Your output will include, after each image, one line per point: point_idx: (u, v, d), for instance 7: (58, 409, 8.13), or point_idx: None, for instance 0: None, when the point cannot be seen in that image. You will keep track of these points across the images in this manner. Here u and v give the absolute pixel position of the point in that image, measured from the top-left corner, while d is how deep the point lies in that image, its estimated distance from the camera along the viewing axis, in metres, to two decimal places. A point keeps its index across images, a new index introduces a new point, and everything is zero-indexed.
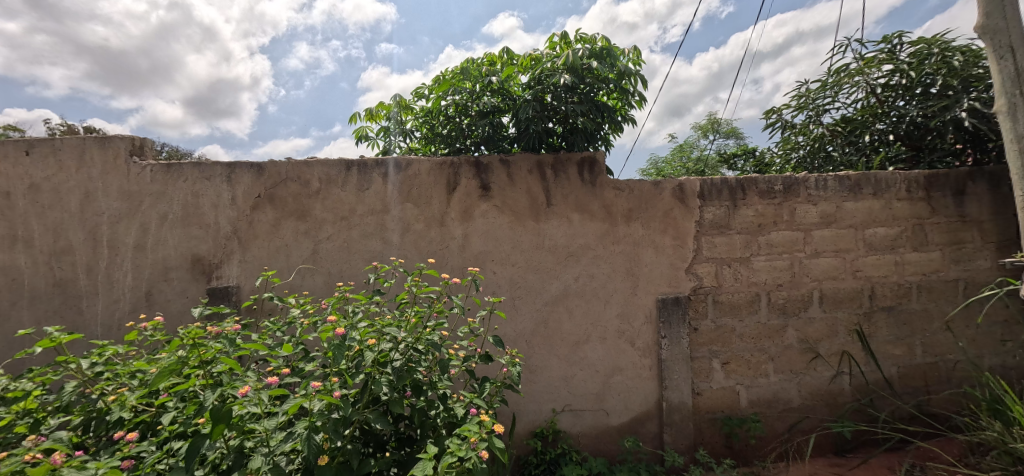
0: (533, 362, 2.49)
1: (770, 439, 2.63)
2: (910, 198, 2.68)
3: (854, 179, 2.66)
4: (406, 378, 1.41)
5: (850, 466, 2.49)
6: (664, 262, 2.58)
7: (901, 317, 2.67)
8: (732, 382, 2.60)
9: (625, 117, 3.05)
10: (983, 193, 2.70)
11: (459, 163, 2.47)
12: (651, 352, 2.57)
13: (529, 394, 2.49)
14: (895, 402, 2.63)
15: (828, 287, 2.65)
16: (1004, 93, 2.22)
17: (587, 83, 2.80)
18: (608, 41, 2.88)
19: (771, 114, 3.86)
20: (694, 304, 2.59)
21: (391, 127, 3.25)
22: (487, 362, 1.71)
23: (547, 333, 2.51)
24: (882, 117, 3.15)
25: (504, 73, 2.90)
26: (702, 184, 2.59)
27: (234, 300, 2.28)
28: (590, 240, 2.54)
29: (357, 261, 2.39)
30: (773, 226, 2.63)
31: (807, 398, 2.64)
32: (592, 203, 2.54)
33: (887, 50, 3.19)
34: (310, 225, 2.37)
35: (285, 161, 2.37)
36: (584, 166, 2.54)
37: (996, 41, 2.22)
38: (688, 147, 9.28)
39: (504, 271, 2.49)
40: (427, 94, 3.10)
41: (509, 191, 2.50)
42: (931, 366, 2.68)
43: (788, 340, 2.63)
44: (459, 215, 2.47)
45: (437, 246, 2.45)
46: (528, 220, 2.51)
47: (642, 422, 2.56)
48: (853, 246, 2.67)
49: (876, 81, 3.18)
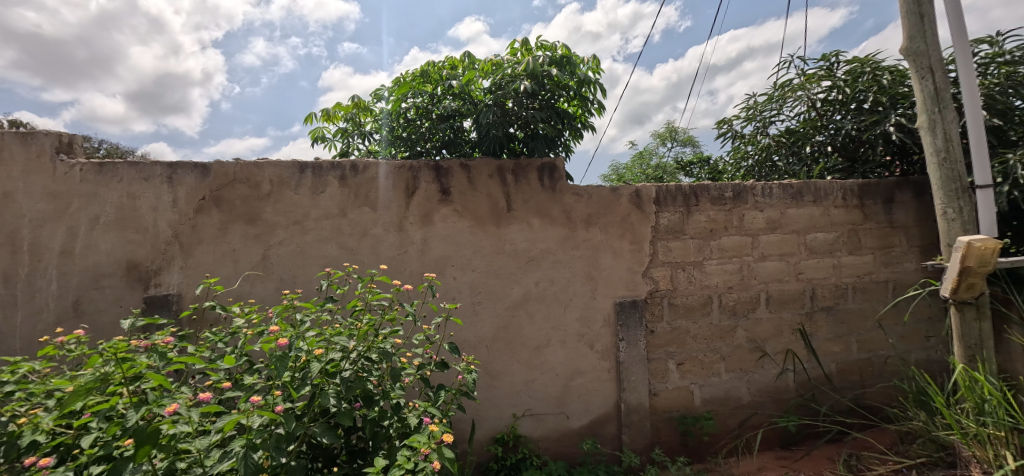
0: (494, 367, 2.48)
1: (722, 436, 2.73)
2: (846, 205, 2.86)
3: (797, 187, 2.81)
4: (356, 388, 1.36)
5: (794, 459, 2.62)
6: (622, 266, 2.63)
7: (839, 316, 2.85)
8: (686, 382, 2.68)
9: (585, 123, 3.10)
10: (909, 201, 2.92)
11: (419, 166, 2.43)
12: (610, 354, 2.61)
13: (490, 400, 2.46)
14: (834, 396, 2.79)
15: (774, 289, 2.79)
16: (925, 110, 2.42)
17: (547, 90, 2.82)
18: (568, 49, 2.92)
19: (723, 124, 4.04)
20: (651, 307, 2.66)
21: (350, 129, 3.17)
22: (443, 370, 1.68)
23: (508, 338, 2.50)
24: (821, 129, 3.37)
25: (465, 77, 2.88)
26: (658, 190, 2.67)
27: (175, 309, 2.14)
28: (551, 244, 2.55)
29: (310, 266, 2.30)
30: (724, 231, 2.74)
31: (756, 394, 2.76)
32: (553, 208, 2.56)
33: (825, 67, 3.42)
34: (260, 229, 2.26)
35: (233, 161, 2.25)
36: (544, 172, 2.55)
37: (918, 62, 2.41)
38: (647, 154, 9.56)
39: (465, 276, 2.46)
40: (387, 96, 3.04)
41: (470, 195, 2.48)
42: (866, 362, 2.87)
43: (739, 340, 2.74)
44: (419, 220, 2.43)
45: (396, 251, 2.39)
46: (488, 225, 2.49)
47: (602, 424, 2.59)
48: (796, 250, 2.82)
49: (816, 96, 3.39)
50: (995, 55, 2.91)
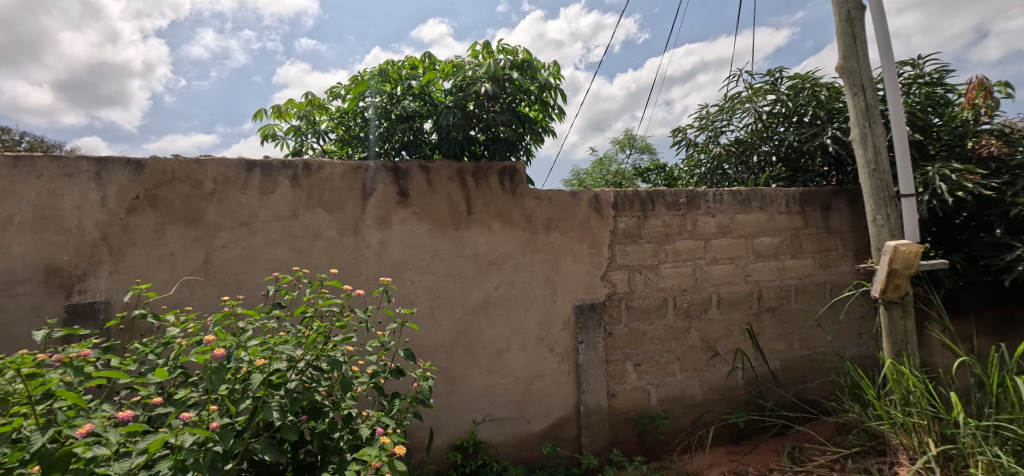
0: (453, 372, 2.42)
1: (677, 434, 2.79)
2: (789, 211, 3.02)
3: (745, 194, 2.94)
4: (302, 399, 1.28)
5: (743, 453, 2.72)
6: (582, 269, 2.65)
7: (783, 316, 2.98)
8: (643, 382, 2.73)
9: (545, 128, 3.11)
10: (845, 208, 3.11)
11: (376, 167, 2.35)
12: (569, 357, 2.61)
13: (449, 407, 2.41)
14: (779, 392, 2.92)
15: (724, 291, 2.89)
16: (857, 124, 2.58)
17: (508, 94, 2.81)
18: (528, 54, 2.93)
19: (677, 132, 4.17)
20: (609, 309, 2.69)
21: (304, 127, 3.05)
22: (399, 377, 1.62)
23: (467, 343, 2.45)
24: (767, 140, 3.54)
25: (424, 78, 2.82)
26: (616, 195, 2.71)
27: (102, 318, 1.96)
28: (511, 248, 2.54)
29: (257, 271, 2.17)
30: (678, 235, 2.82)
31: (708, 393, 2.85)
32: (513, 212, 2.54)
33: (770, 82, 3.60)
34: (202, 231, 2.11)
35: (172, 158, 2.09)
36: (505, 175, 2.54)
37: (851, 80, 2.58)
38: (607, 161, 9.75)
39: (424, 280, 2.40)
40: (343, 95, 2.94)
41: (429, 198, 2.43)
42: (807, 359, 3.02)
43: (692, 341, 2.82)
44: (376, 222, 2.35)
45: (351, 255, 2.30)
46: (448, 228, 2.45)
47: (562, 426, 2.59)
48: (744, 253, 2.94)
49: (762, 109, 3.56)
50: (917, 76, 3.16)
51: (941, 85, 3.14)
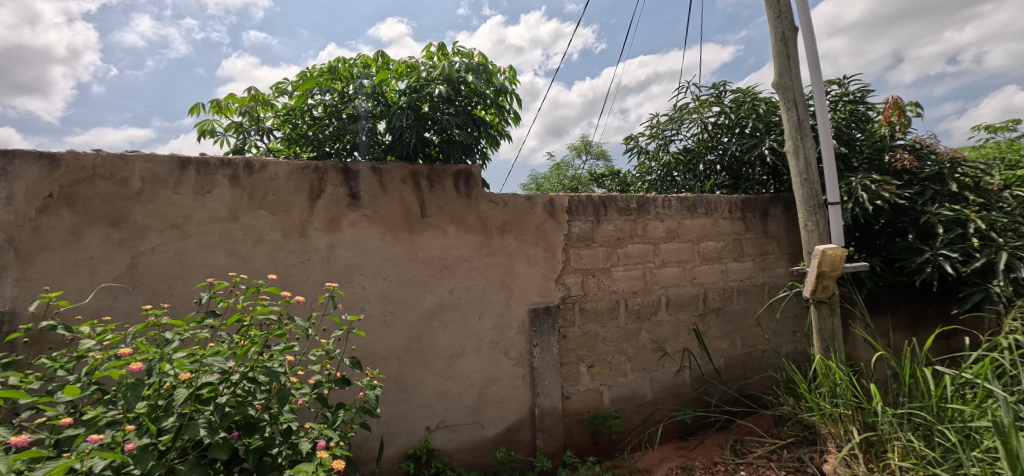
0: (406, 379, 2.36)
1: (628, 432, 2.85)
2: (732, 217, 3.17)
3: (692, 200, 3.06)
4: (234, 414, 1.21)
5: (690, 448, 2.81)
6: (536, 273, 2.66)
7: (726, 316, 3.13)
8: (596, 383, 2.77)
9: (501, 132, 3.11)
10: (780, 214, 3.31)
11: (324, 168, 2.26)
12: (524, 361, 2.61)
13: (401, 415, 2.34)
14: (723, 388, 3.05)
15: (673, 293, 2.99)
16: (791, 137, 2.75)
17: (463, 97, 2.79)
18: (484, 57, 2.92)
19: (630, 140, 4.30)
20: (563, 312, 2.71)
21: (246, 124, 2.88)
22: (345, 387, 1.56)
23: (421, 348, 2.40)
24: (712, 149, 3.71)
25: (377, 77, 2.75)
26: (570, 200, 2.75)
27: (5, 329, 1.75)
28: (465, 252, 2.51)
29: (191, 276, 2.03)
30: (630, 239, 2.90)
31: (658, 391, 2.93)
32: (468, 215, 2.52)
33: (715, 94, 3.78)
34: (127, 233, 1.95)
35: (92, 153, 1.91)
36: (460, 178, 2.51)
37: (785, 95, 2.75)
38: (564, 166, 9.89)
39: (374, 285, 2.32)
40: (290, 91, 2.81)
41: (381, 200, 2.36)
42: (748, 356, 3.17)
43: (643, 342, 2.90)
44: (324, 225, 2.25)
45: (296, 259, 2.19)
46: (401, 231, 2.39)
47: (517, 430, 2.58)
48: (691, 257, 3.06)
49: (708, 120, 3.74)
50: (842, 95, 3.41)
51: (862, 103, 3.40)
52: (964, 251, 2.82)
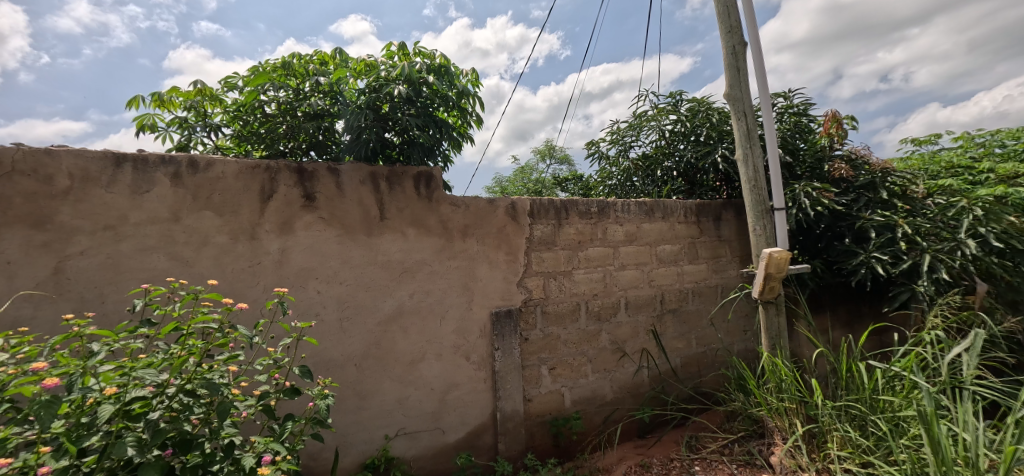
0: (363, 386, 2.28)
1: (588, 433, 2.88)
2: (687, 221, 3.28)
3: (649, 205, 3.14)
4: (167, 431, 1.14)
5: (648, 446, 2.87)
6: (498, 276, 2.65)
7: (682, 317, 3.22)
8: (558, 385, 2.79)
9: (463, 135, 3.09)
10: (732, 219, 3.45)
11: (276, 167, 2.16)
12: (485, 364, 2.59)
13: (358, 424, 2.26)
14: (679, 386, 3.14)
15: (631, 295, 3.06)
16: (742, 145, 2.87)
17: (424, 98, 2.74)
18: (446, 59, 2.89)
19: (591, 145, 4.37)
20: (525, 315, 2.71)
21: (192, 120, 2.71)
22: (294, 397, 1.49)
23: (379, 354, 2.33)
24: (669, 156, 3.82)
25: (334, 75, 2.67)
26: (532, 203, 2.76)
27: None
28: (426, 255, 2.46)
29: (126, 281, 1.89)
30: (590, 243, 2.94)
31: (617, 391, 2.98)
32: (428, 218, 2.47)
33: (672, 103, 3.91)
34: (52, 235, 1.78)
35: (12, 147, 1.74)
36: (421, 180, 2.46)
37: (736, 106, 2.87)
38: (529, 169, 9.96)
39: (330, 290, 2.24)
40: (240, 87, 2.68)
41: (338, 202, 2.28)
42: (702, 355, 3.28)
43: (603, 343, 2.94)
44: (276, 228, 2.15)
45: (245, 263, 2.08)
46: (359, 234, 2.31)
47: (478, 435, 2.55)
48: (649, 259, 3.13)
49: (665, 127, 3.85)
50: (788, 107, 3.60)
51: (805, 115, 3.60)
52: (893, 254, 3.04)
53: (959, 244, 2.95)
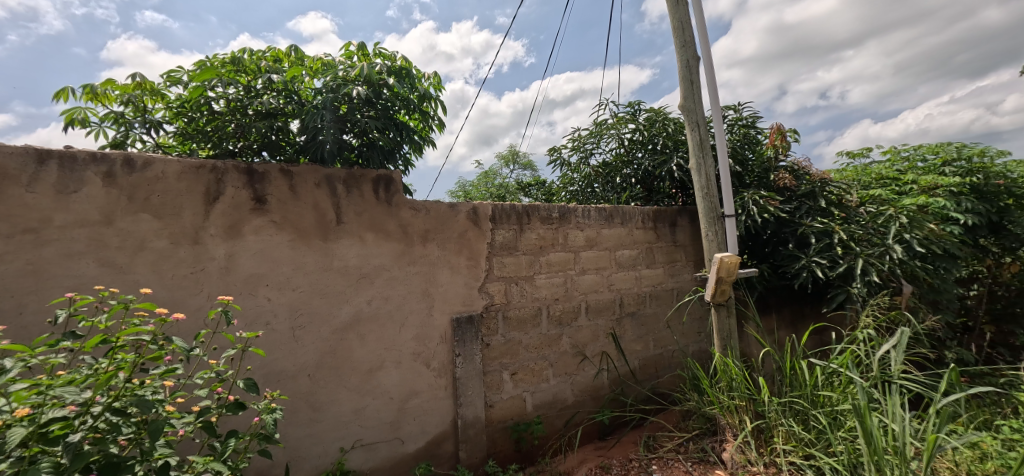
0: (317, 397, 2.19)
1: (550, 436, 2.88)
2: (645, 226, 3.36)
3: (609, 211, 3.20)
4: (91, 453, 1.05)
5: (608, 447, 2.89)
6: (459, 281, 2.61)
7: (640, 320, 3.29)
8: (519, 390, 2.78)
9: (424, 138, 3.05)
10: (687, 225, 3.57)
11: (223, 168, 2.04)
12: (446, 371, 2.54)
13: (311, 437, 2.16)
14: (637, 388, 3.20)
15: (592, 299, 3.09)
16: (696, 155, 2.97)
17: (385, 100, 2.68)
18: (407, 61, 2.84)
19: (553, 151, 4.41)
20: (486, 321, 2.69)
21: (129, 115, 2.51)
22: (238, 412, 1.40)
23: (335, 363, 2.24)
24: (628, 164, 3.92)
25: (288, 73, 2.56)
26: (493, 208, 2.74)
27: None
28: (385, 261, 2.39)
29: (49, 289, 1.72)
30: (552, 248, 2.95)
31: (578, 395, 3.00)
32: (388, 222, 2.41)
33: (631, 113, 4.01)
34: None
35: None
36: (380, 184, 2.39)
37: (690, 117, 2.97)
38: (492, 174, 9.97)
39: (282, 296, 2.14)
40: (185, 82, 2.52)
41: (290, 205, 2.18)
42: (659, 356, 3.36)
43: (563, 347, 2.96)
44: (222, 232, 2.03)
45: (187, 269, 1.95)
46: (313, 239, 2.22)
47: (438, 444, 2.50)
48: (608, 264, 3.19)
49: (624, 136, 3.94)
50: (737, 119, 3.77)
51: (754, 127, 3.77)
52: (831, 258, 3.24)
53: (887, 249, 3.17)
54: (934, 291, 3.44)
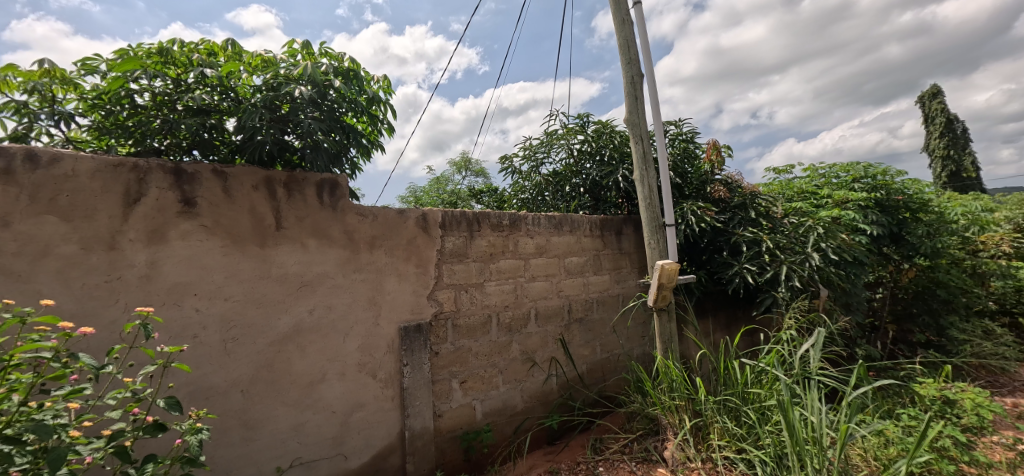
0: (251, 415, 2.05)
1: (499, 444, 2.86)
2: (592, 234, 3.44)
3: (558, 219, 3.25)
4: None
5: (557, 452, 2.91)
6: (407, 289, 2.55)
7: (587, 325, 3.36)
8: (469, 399, 2.74)
9: (372, 142, 2.96)
10: (632, 233, 3.69)
11: (146, 167, 1.88)
12: (393, 382, 2.46)
13: (244, 458, 2.02)
14: (585, 392, 3.25)
15: (541, 306, 3.12)
16: (640, 166, 3.08)
17: (330, 101, 2.56)
18: (355, 62, 2.76)
19: (505, 160, 4.43)
20: (435, 329, 2.63)
21: (34, 105, 2.25)
22: (157, 434, 1.28)
23: (271, 377, 2.11)
24: (576, 173, 4.00)
25: (223, 68, 2.40)
26: (443, 215, 2.71)
27: None
28: (328, 268, 2.29)
29: None
30: (502, 255, 2.95)
31: (527, 401, 3.00)
32: (332, 228, 2.31)
33: (580, 124, 4.11)
34: None
35: None
36: (323, 188, 2.29)
37: (634, 130, 3.09)
38: (444, 180, 9.87)
39: (212, 307, 1.99)
40: (103, 71, 2.30)
41: (224, 209, 2.04)
42: (606, 360, 3.44)
43: (513, 354, 2.95)
44: (143, 237, 1.86)
45: (100, 277, 1.77)
46: (250, 245, 2.09)
47: (384, 458, 2.41)
48: (557, 271, 3.23)
49: (574, 146, 4.03)
50: (678, 134, 3.96)
51: (693, 142, 3.98)
52: (759, 265, 3.46)
53: (807, 257, 3.44)
54: (846, 294, 3.77)
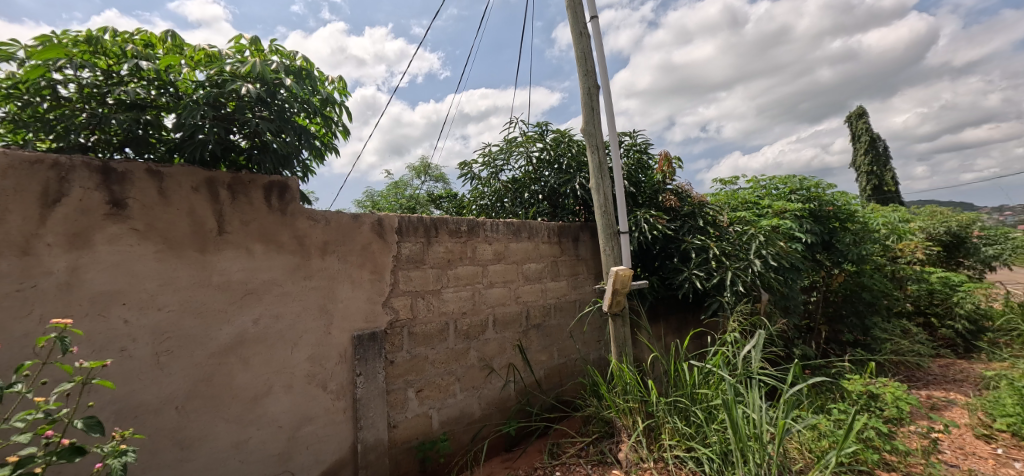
0: (186, 433, 1.91)
1: (456, 453, 2.81)
2: (550, 241, 3.47)
3: (517, 225, 3.26)
4: None
5: (515, 458, 2.89)
6: (361, 296, 2.46)
7: (545, 331, 3.38)
8: (425, 408, 2.68)
9: (326, 145, 2.85)
10: (588, 239, 3.76)
11: (68, 164, 1.72)
12: (345, 393, 2.36)
13: None
14: (542, 397, 3.26)
15: (499, 312, 3.10)
16: (596, 174, 3.14)
17: (281, 101, 2.43)
18: (307, 61, 2.66)
19: (464, 166, 4.41)
20: (390, 338, 2.56)
21: None
22: (74, 459, 1.16)
23: (210, 392, 1.97)
24: (535, 181, 4.03)
25: (161, 61, 2.24)
26: (400, 220, 2.65)
27: None
28: (276, 274, 2.18)
29: None
30: (459, 261, 2.92)
31: (485, 408, 2.97)
32: (281, 233, 2.21)
33: (539, 132, 4.15)
34: None
35: None
36: (272, 191, 2.18)
37: (590, 139, 3.15)
38: (403, 185, 9.70)
39: (143, 317, 1.84)
40: (21, 59, 2.10)
41: (158, 211, 1.90)
42: (563, 365, 3.47)
43: (471, 361, 2.92)
44: (63, 241, 1.70)
45: (11, 286, 1.61)
46: (188, 250, 1.96)
47: (335, 472, 2.31)
48: (516, 277, 3.23)
49: (532, 153, 4.07)
50: (632, 144, 4.08)
51: (646, 152, 4.11)
52: (707, 271, 3.62)
53: (749, 263, 3.63)
54: (784, 298, 4.00)
